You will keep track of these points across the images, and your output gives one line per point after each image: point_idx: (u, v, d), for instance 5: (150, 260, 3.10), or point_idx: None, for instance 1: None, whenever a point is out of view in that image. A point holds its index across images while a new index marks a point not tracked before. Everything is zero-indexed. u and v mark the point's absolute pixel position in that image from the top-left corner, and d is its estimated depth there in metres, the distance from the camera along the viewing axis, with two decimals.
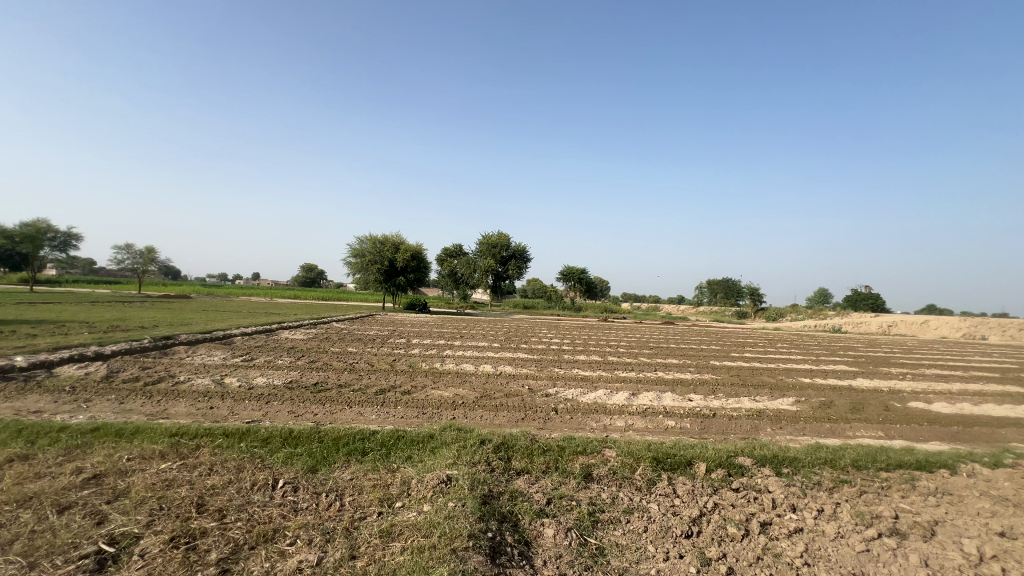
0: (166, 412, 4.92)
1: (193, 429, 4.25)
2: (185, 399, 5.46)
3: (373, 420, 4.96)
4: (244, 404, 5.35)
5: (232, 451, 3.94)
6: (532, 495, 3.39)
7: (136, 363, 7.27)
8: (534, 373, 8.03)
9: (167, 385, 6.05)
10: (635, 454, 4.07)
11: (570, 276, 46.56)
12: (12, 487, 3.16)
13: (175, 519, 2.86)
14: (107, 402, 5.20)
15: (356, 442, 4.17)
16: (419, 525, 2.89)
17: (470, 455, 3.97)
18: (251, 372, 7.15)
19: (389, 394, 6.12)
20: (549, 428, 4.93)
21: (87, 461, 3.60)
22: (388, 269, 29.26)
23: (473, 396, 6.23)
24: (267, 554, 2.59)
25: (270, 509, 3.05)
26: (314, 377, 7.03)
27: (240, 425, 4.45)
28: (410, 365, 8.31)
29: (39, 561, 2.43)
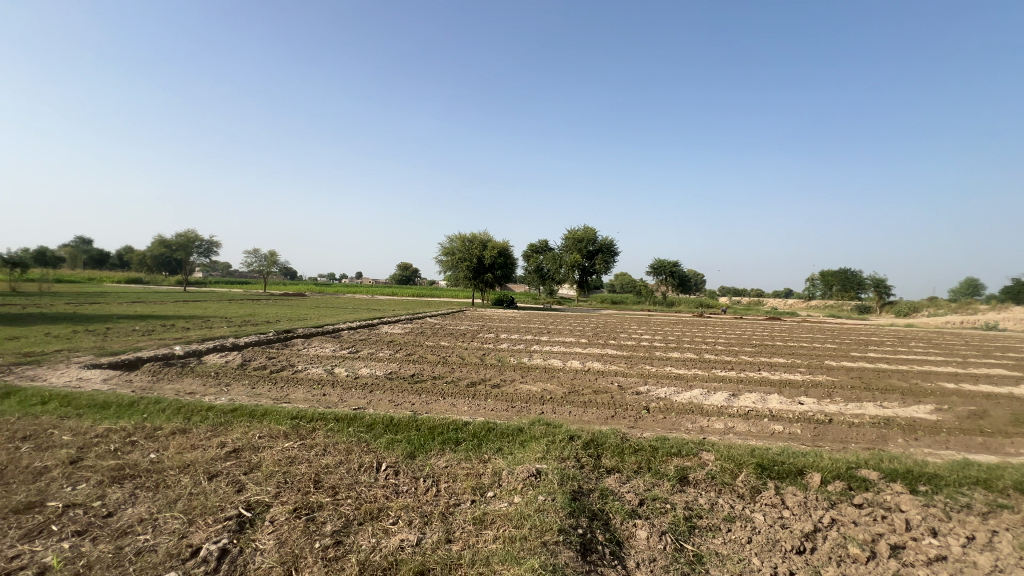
0: (289, 397, 5.55)
1: (310, 413, 4.75)
2: (303, 386, 6.13)
3: (466, 411, 5.18)
4: (352, 392, 5.88)
5: (342, 434, 4.34)
6: (624, 495, 3.30)
7: (264, 353, 8.31)
8: (624, 369, 7.83)
9: (288, 373, 6.83)
10: (737, 458, 3.80)
11: (662, 270, 44.65)
12: (175, 455, 3.77)
13: (297, 492, 3.22)
14: (242, 386, 6.01)
15: (450, 432, 4.39)
16: (511, 515, 2.96)
17: (559, 450, 3.98)
18: (356, 362, 7.82)
19: (480, 388, 6.33)
20: (641, 427, 4.78)
21: (228, 436, 4.19)
22: (477, 266, 30.28)
23: (561, 391, 6.22)
24: (373, 530, 2.81)
25: (375, 490, 3.32)
26: (411, 368, 7.51)
27: (349, 411, 4.89)
28: (500, 359, 8.50)
29: (195, 518, 2.86)
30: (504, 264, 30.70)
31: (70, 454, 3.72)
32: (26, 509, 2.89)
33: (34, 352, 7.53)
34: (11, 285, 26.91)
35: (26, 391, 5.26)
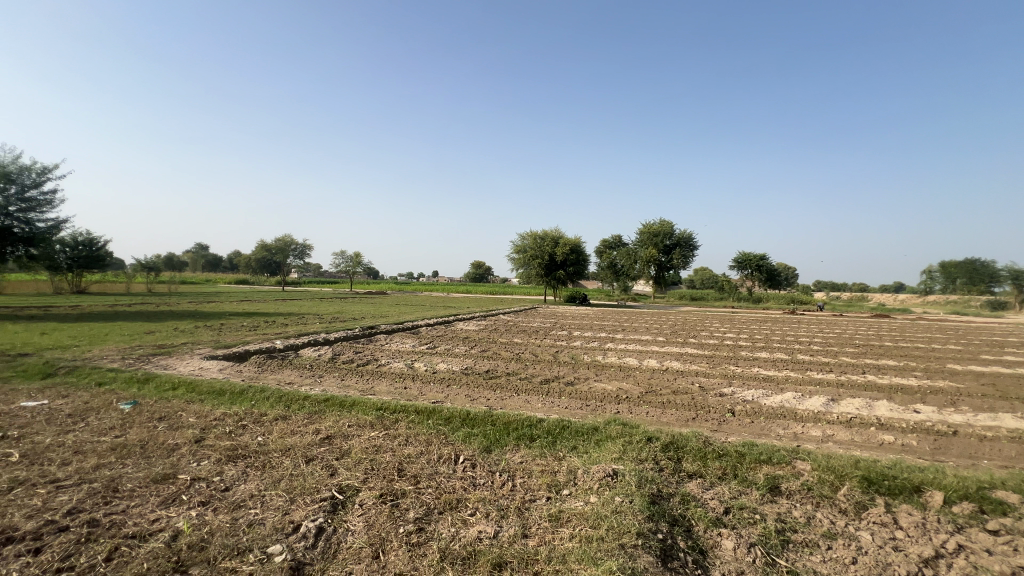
0: (374, 389, 5.93)
1: (392, 405, 5.04)
2: (387, 379, 6.51)
3: (540, 408, 5.21)
4: (431, 386, 6.15)
5: (423, 426, 4.55)
6: (707, 502, 3.14)
7: (351, 348, 8.94)
8: (706, 369, 7.44)
9: (373, 367, 7.29)
10: (838, 470, 3.46)
11: (748, 262, 41.93)
12: (278, 439, 4.17)
13: (383, 479, 3.43)
14: (333, 378, 6.52)
15: (525, 428, 4.44)
16: (587, 515, 2.92)
17: (636, 451, 3.87)
18: (434, 358, 8.16)
19: (554, 385, 6.33)
20: (726, 431, 4.51)
21: (322, 424, 4.56)
22: (549, 263, 30.30)
23: (637, 391, 6.04)
24: (452, 520, 2.92)
25: (454, 481, 3.43)
26: (485, 364, 7.70)
27: (428, 405, 5.11)
28: (574, 357, 8.43)
29: (296, 497, 3.15)
30: (576, 261, 30.40)
31: (194, 433, 4.25)
32: (163, 479, 3.34)
33: (166, 344, 8.71)
34: (148, 287, 31.28)
35: (161, 378, 6.10)
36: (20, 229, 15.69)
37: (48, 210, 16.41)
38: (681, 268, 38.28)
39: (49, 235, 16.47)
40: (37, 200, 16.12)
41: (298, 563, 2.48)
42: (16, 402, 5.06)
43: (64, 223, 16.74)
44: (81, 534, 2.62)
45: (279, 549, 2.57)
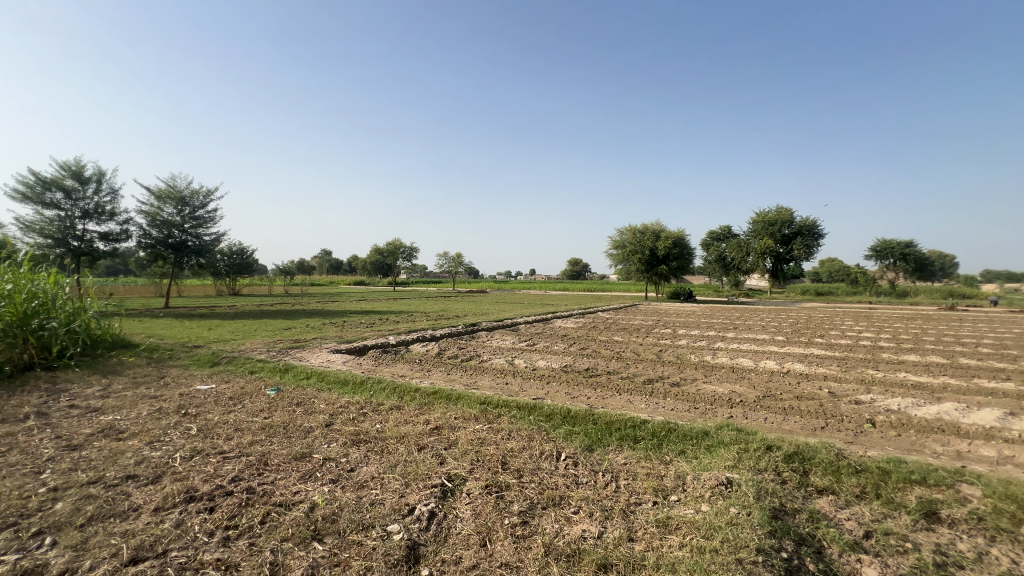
0: (477, 383, 6.18)
1: (495, 401, 5.20)
2: (489, 375, 6.75)
3: (643, 409, 5.03)
4: (531, 383, 6.24)
5: (525, 422, 4.63)
6: (841, 522, 2.78)
7: (455, 344, 9.41)
8: (837, 373, 6.58)
9: (475, 362, 7.60)
10: (1022, 501, 2.85)
11: (887, 251, 36.26)
12: (394, 427, 4.53)
13: (488, 470, 3.56)
14: (440, 372, 6.91)
15: (628, 429, 4.32)
16: (698, 524, 2.76)
17: (753, 460, 3.56)
18: (534, 355, 8.27)
19: (658, 385, 6.06)
20: (864, 444, 3.96)
21: (431, 415, 4.87)
22: (650, 258, 29.10)
23: (753, 395, 5.55)
24: (556, 516, 2.94)
25: (556, 478, 3.45)
26: (585, 362, 7.61)
27: (529, 401, 5.20)
28: (680, 357, 7.99)
29: (411, 481, 3.40)
30: (680, 255, 28.80)
31: (325, 418, 4.79)
32: (301, 457, 3.82)
33: (301, 339, 9.94)
34: (286, 289, 35.98)
35: (297, 368, 6.97)
36: (193, 242, 18.97)
37: (211, 226, 19.59)
38: (804, 259, 34.34)
39: (213, 246, 19.70)
40: (205, 217, 19.35)
41: (414, 543, 2.67)
42: (193, 385, 6.15)
43: (224, 235, 19.92)
44: (242, 498, 3.09)
45: (397, 528, 2.79)
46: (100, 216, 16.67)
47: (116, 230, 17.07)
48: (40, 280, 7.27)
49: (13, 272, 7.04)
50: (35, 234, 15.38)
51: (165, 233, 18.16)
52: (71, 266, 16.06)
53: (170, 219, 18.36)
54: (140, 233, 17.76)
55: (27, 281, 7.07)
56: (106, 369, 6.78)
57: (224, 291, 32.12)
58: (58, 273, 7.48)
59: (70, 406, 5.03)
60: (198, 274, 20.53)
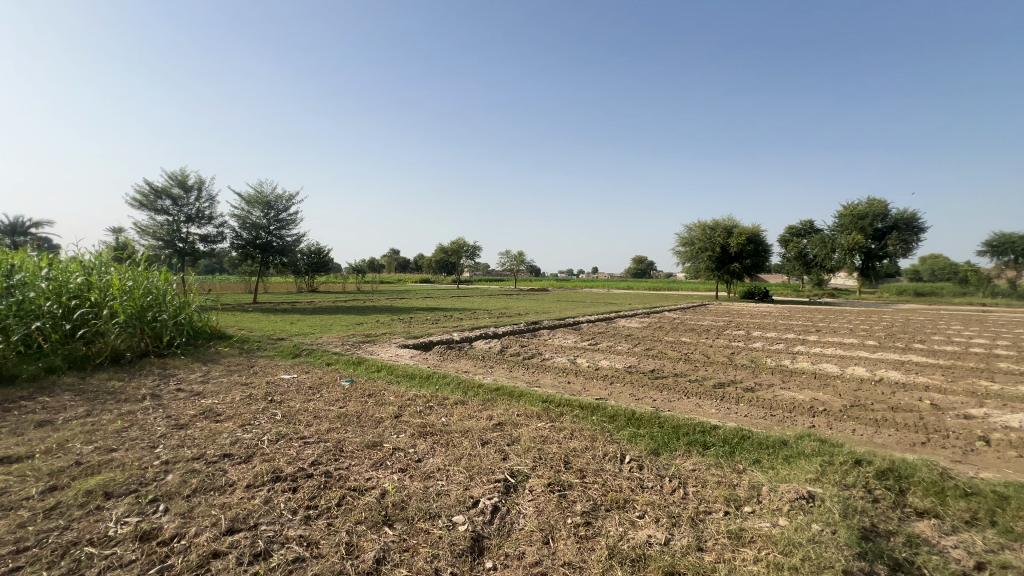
0: (539, 382, 6.20)
1: (557, 399, 5.19)
2: (551, 373, 6.74)
3: (713, 413, 4.80)
4: (594, 383, 6.16)
5: (587, 422, 4.59)
6: (946, 550, 2.49)
7: (517, 342, 9.50)
8: (940, 383, 5.89)
9: (537, 361, 7.62)
10: None
11: (1005, 249, 32.31)
12: (458, 421, 4.66)
13: (550, 469, 3.56)
14: (502, 369, 7.01)
15: (697, 435, 4.14)
16: (775, 538, 2.59)
17: (839, 474, 3.28)
18: (596, 354, 8.15)
19: (730, 390, 5.75)
20: (976, 465, 3.51)
21: (494, 411, 4.95)
22: (721, 255, 27.66)
23: (839, 404, 5.10)
24: (620, 519, 2.88)
25: (620, 480, 3.39)
26: (650, 363, 7.39)
27: (592, 401, 5.14)
28: (754, 360, 7.51)
29: (475, 475, 3.48)
30: (754, 251, 27.10)
31: (394, 410, 5.03)
32: (373, 446, 4.03)
33: (372, 334, 10.47)
34: (359, 287, 38.11)
35: (369, 361, 7.36)
36: (278, 243, 20.59)
37: (294, 228, 21.17)
38: (901, 255, 31.11)
39: (295, 246, 21.29)
40: (288, 220, 20.95)
41: (478, 535, 2.73)
42: (278, 374, 6.69)
43: (304, 237, 21.46)
44: (321, 482, 3.32)
45: (462, 520, 2.87)
46: (201, 220, 18.56)
47: (214, 233, 18.94)
48: (154, 278, 8.23)
49: (133, 271, 8.04)
50: (149, 237, 17.44)
51: (254, 235, 19.87)
52: (177, 265, 18.04)
53: (258, 222, 20.06)
54: (233, 234, 19.58)
55: (144, 278, 8.05)
56: (206, 358, 7.55)
57: (304, 288, 34.66)
58: (167, 272, 8.43)
59: (178, 389, 5.66)
60: (282, 273, 22.26)
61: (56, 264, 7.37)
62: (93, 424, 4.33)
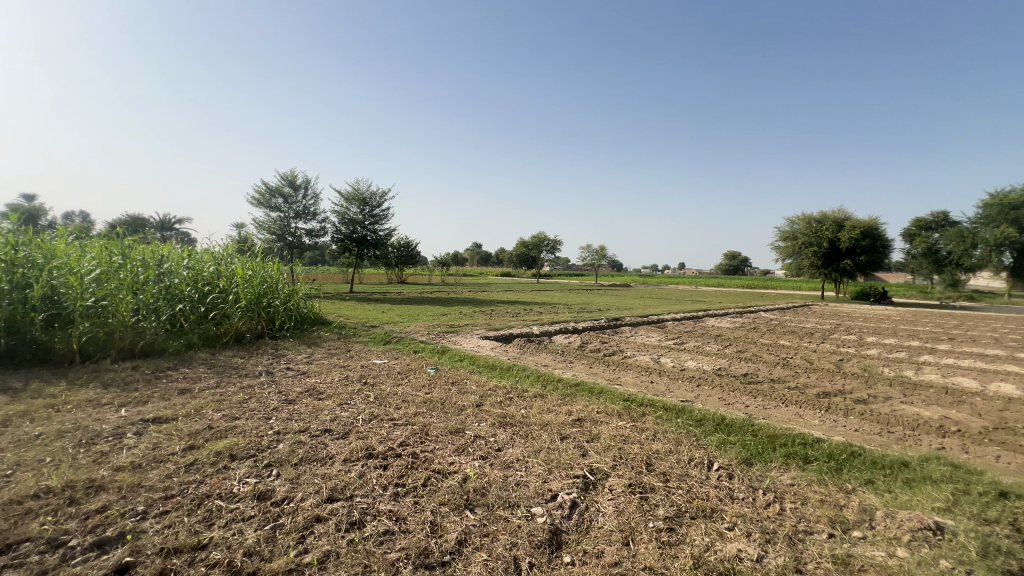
0: (620, 380, 6.05)
1: (639, 399, 5.04)
2: (633, 372, 6.55)
3: (815, 425, 4.37)
4: (679, 384, 5.88)
5: (672, 424, 4.40)
6: None
7: (598, 338, 9.35)
8: None
9: (618, 358, 7.45)
10: None
11: None
12: (538, 414, 4.70)
13: (631, 469, 3.47)
14: (582, 365, 6.94)
15: (796, 447, 3.80)
16: (890, 571, 2.31)
17: (977, 507, 2.83)
18: (682, 354, 7.78)
19: (837, 400, 5.19)
20: None
21: (573, 406, 4.92)
22: (829, 251, 24.98)
23: (978, 425, 4.39)
24: (707, 529, 2.73)
25: (707, 488, 3.20)
26: (743, 366, 6.89)
27: (677, 403, 4.92)
28: (868, 369, 6.69)
29: (554, 469, 3.48)
30: (871, 247, 24.13)
31: (476, 399, 5.19)
32: (456, 432, 4.20)
33: (456, 324, 10.89)
34: (443, 279, 39.80)
35: (452, 351, 7.67)
36: (372, 237, 22.11)
37: (386, 222, 22.60)
38: None
39: (387, 240, 22.68)
40: (381, 215, 22.36)
41: (556, 529, 2.74)
42: (371, 359, 7.21)
43: (395, 231, 22.79)
44: (408, 462, 3.52)
45: (541, 512, 2.89)
46: (307, 216, 20.44)
47: (318, 228, 20.78)
48: (269, 267, 9.25)
49: (252, 261, 9.09)
50: (266, 232, 19.61)
51: (351, 230, 21.51)
52: (288, 256, 20.08)
53: (355, 217, 21.67)
54: (334, 229, 21.34)
55: (261, 268, 9.05)
56: (311, 341, 8.35)
57: (394, 279, 36.96)
58: (280, 262, 9.41)
59: (288, 368, 6.32)
60: (375, 265, 23.86)
61: (194, 254, 8.52)
62: (222, 394, 4.99)
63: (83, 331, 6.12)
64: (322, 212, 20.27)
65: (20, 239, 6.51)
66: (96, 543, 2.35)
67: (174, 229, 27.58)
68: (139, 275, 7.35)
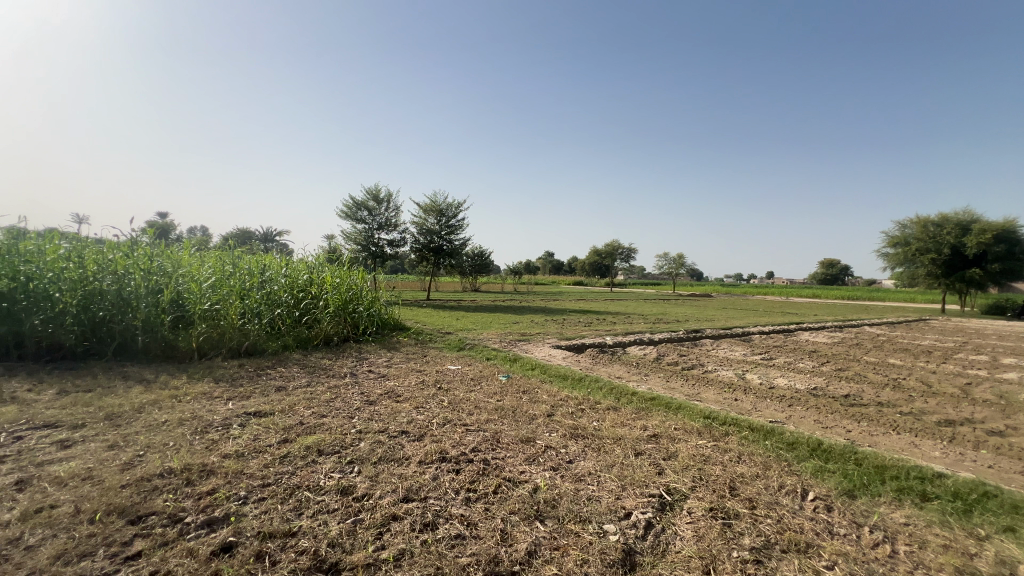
0: (699, 395, 5.70)
1: (722, 417, 4.72)
2: (714, 387, 6.15)
3: (935, 456, 3.82)
4: (768, 402, 5.43)
5: (759, 446, 4.06)
6: None
7: (675, 350, 8.92)
8: None
9: (698, 372, 7.04)
10: None
11: None
12: (611, 427, 4.56)
13: (712, 492, 3.24)
14: (658, 378, 6.64)
15: (912, 482, 3.33)
16: None
17: None
18: (770, 371, 7.18)
19: (964, 430, 4.50)
20: None
21: (648, 421, 4.72)
22: (951, 258, 21.93)
23: None
24: (801, 566, 2.47)
25: (802, 519, 2.90)
26: (843, 386, 6.21)
27: (765, 423, 4.55)
28: (1004, 396, 5.72)
29: (627, 486, 3.34)
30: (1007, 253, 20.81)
31: (548, 409, 5.15)
32: (527, 441, 4.19)
33: (527, 333, 10.95)
34: (515, 287, 40.29)
35: (524, 359, 7.71)
36: (448, 246, 22.98)
37: (461, 232, 23.37)
38: None
39: (462, 249, 23.43)
40: (457, 225, 23.14)
41: (630, 549, 2.62)
42: (445, 364, 7.44)
43: (469, 240, 23.49)
44: (480, 469, 3.56)
45: (613, 530, 2.78)
46: (389, 227, 21.70)
47: (398, 238, 21.97)
48: (354, 276, 9.92)
49: (340, 270, 9.81)
50: (352, 242, 21.11)
51: (429, 239, 22.51)
52: (371, 265, 21.44)
53: (432, 227, 22.64)
54: (413, 239, 22.45)
55: (347, 276, 9.75)
56: (391, 345, 8.81)
57: (468, 287, 38.05)
58: (365, 271, 10.07)
59: (370, 371, 6.70)
60: (450, 273, 24.75)
61: (291, 263, 9.37)
62: (312, 393, 5.40)
63: (201, 331, 6.93)
64: (403, 223, 21.44)
65: (155, 250, 7.50)
66: (206, 522, 2.63)
67: (275, 240, 30.60)
68: (245, 282, 8.22)
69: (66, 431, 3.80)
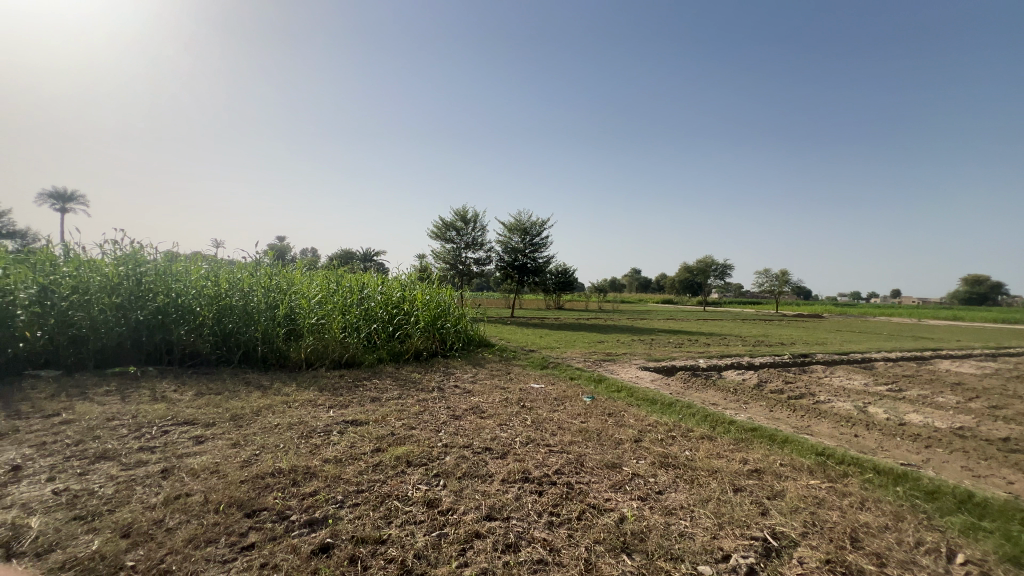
0: (810, 429, 5.08)
1: (839, 455, 4.16)
2: (829, 420, 5.46)
3: None
4: (898, 441, 4.69)
5: (888, 492, 3.51)
6: None
7: (780, 376, 8.09)
8: None
9: (809, 402, 6.30)
10: None
11: None
12: (705, 458, 4.21)
13: (830, 542, 2.83)
14: (760, 407, 6.05)
15: None
16: None
17: None
18: (900, 404, 6.22)
19: None
20: None
21: (749, 454, 4.29)
22: None
23: None
24: None
25: None
26: (1000, 427, 5.18)
27: (895, 466, 3.92)
28: None
29: (725, 524, 3.04)
30: None
31: (635, 434, 4.90)
32: (612, 467, 4.01)
33: (613, 352, 10.62)
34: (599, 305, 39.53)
35: (609, 380, 7.45)
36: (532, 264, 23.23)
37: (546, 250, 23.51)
38: None
39: (546, 267, 23.54)
40: (541, 243, 23.33)
41: None
42: (529, 382, 7.43)
43: (553, 258, 23.55)
44: (563, 492, 3.46)
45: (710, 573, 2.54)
46: (475, 246, 22.49)
47: (484, 256, 22.65)
48: (443, 293, 10.36)
49: (430, 288, 10.30)
50: (442, 261, 22.17)
51: (514, 257, 22.93)
52: (459, 282, 22.29)
53: (517, 246, 23.06)
54: (498, 257, 23.01)
55: (436, 293, 10.20)
56: (476, 361, 9.01)
57: (552, 304, 38.07)
58: (452, 288, 10.47)
59: (456, 386, 6.88)
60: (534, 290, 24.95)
61: (387, 281, 10.03)
62: (403, 405, 5.66)
63: (309, 343, 7.64)
64: (489, 242, 22.10)
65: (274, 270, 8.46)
66: (308, 522, 2.84)
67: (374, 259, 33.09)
68: (347, 298, 8.95)
69: (201, 428, 4.36)
